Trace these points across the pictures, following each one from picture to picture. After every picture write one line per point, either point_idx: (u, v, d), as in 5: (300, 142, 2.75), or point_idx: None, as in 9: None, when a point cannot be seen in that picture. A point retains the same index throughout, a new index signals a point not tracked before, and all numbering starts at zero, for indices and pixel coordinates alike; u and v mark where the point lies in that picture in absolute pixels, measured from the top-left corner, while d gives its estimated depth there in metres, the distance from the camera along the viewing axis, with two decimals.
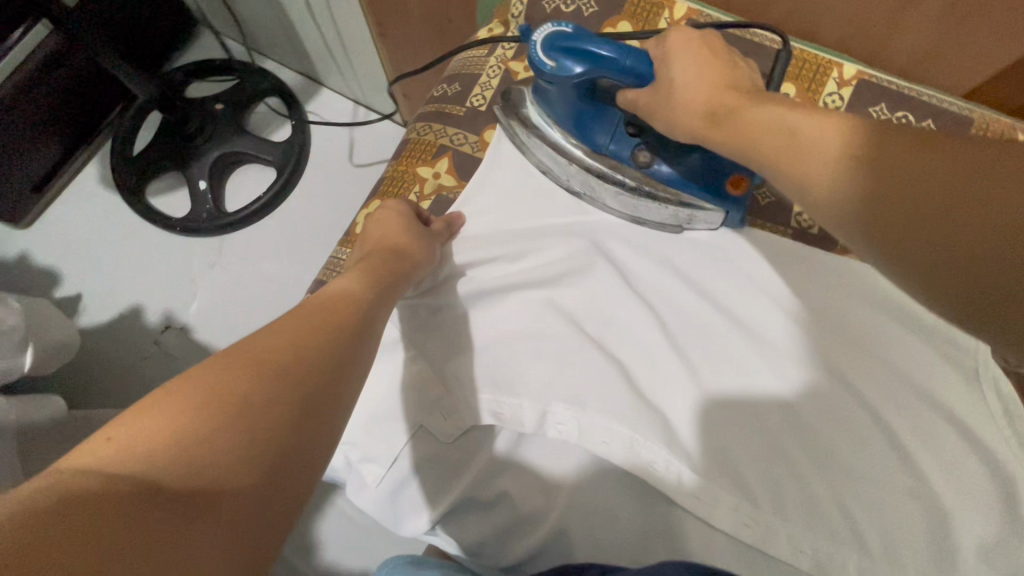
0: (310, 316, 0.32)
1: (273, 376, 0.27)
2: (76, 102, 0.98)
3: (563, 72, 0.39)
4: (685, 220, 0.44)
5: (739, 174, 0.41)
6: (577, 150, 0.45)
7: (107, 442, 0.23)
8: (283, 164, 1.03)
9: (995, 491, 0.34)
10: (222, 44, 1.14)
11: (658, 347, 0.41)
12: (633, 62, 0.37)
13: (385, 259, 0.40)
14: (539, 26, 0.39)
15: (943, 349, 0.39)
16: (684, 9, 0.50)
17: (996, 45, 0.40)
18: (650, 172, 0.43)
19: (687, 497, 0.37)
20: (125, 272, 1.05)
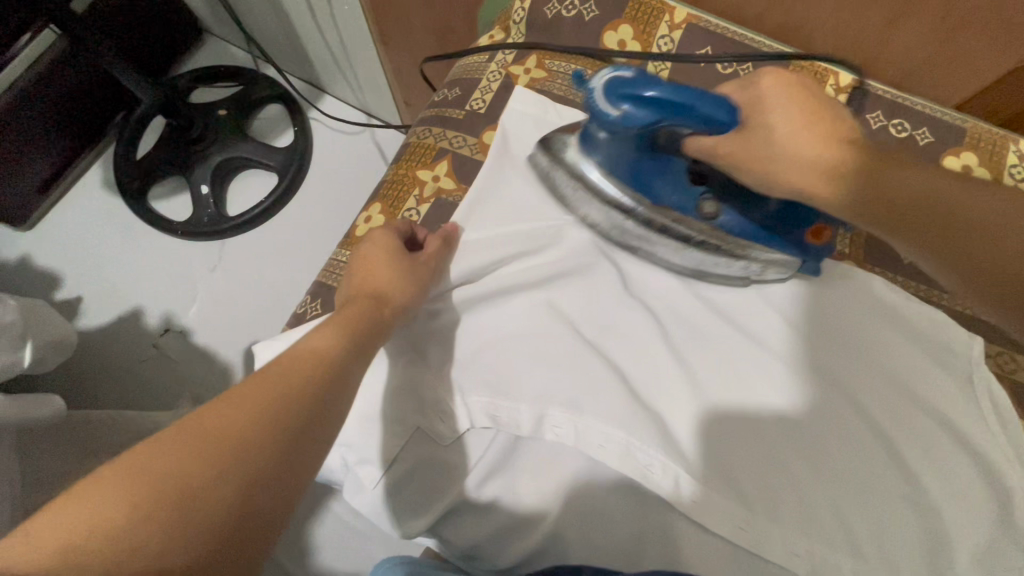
0: (277, 377, 0.30)
1: (216, 463, 0.25)
2: (83, 106, 0.99)
3: (628, 122, 0.36)
4: (756, 272, 0.42)
5: (821, 223, 0.39)
6: (634, 203, 0.41)
7: (28, 540, 0.22)
8: (286, 169, 1.04)
9: (990, 497, 0.34)
10: (226, 50, 1.15)
11: (656, 356, 0.41)
12: (713, 110, 0.34)
13: (367, 307, 0.38)
14: (597, 71, 0.36)
15: (938, 354, 0.39)
16: (683, 14, 0.50)
17: (990, 59, 0.40)
18: (716, 224, 0.40)
19: (683, 501, 0.37)
20: (125, 274, 1.05)
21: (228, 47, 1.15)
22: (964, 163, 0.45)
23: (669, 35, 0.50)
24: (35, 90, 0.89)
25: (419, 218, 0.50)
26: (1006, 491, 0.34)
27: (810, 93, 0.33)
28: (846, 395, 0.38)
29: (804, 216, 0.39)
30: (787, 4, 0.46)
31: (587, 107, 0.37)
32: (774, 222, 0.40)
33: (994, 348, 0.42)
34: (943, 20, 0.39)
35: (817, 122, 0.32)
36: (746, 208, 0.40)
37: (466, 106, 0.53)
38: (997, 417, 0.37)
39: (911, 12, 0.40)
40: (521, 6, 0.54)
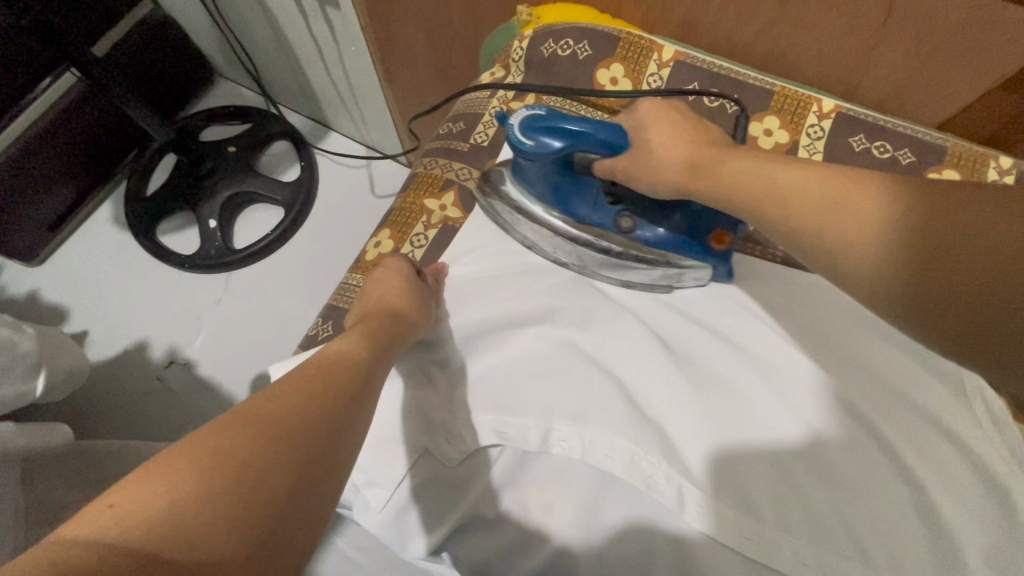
0: (305, 376, 0.31)
1: (275, 442, 0.25)
2: (99, 145, 1.03)
3: (543, 151, 0.41)
4: (674, 277, 0.46)
5: (721, 229, 0.42)
6: (562, 222, 0.47)
7: (107, 509, 0.22)
8: (292, 203, 1.07)
9: (991, 499, 0.35)
10: (237, 92, 1.20)
11: (660, 369, 0.42)
12: (608, 136, 0.39)
13: (384, 321, 0.40)
14: (515, 111, 0.42)
15: (929, 362, 0.40)
16: (671, 51, 0.53)
17: (969, 78, 0.43)
18: (634, 237, 0.45)
19: (689, 508, 0.37)
20: (132, 307, 1.07)
21: (238, 89, 1.20)
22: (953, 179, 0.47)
23: (658, 73, 0.53)
24: (53, 130, 0.93)
25: (426, 244, 0.51)
26: (1006, 494, 0.35)
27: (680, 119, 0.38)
28: (845, 399, 0.39)
29: (705, 225, 0.43)
30: (770, 36, 0.49)
31: (509, 141, 0.42)
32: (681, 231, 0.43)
33: None
34: (919, 44, 0.42)
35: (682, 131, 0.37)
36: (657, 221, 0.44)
37: (470, 140, 0.55)
38: (994, 422, 0.38)
39: (887, 39, 0.44)
40: (520, 44, 0.57)
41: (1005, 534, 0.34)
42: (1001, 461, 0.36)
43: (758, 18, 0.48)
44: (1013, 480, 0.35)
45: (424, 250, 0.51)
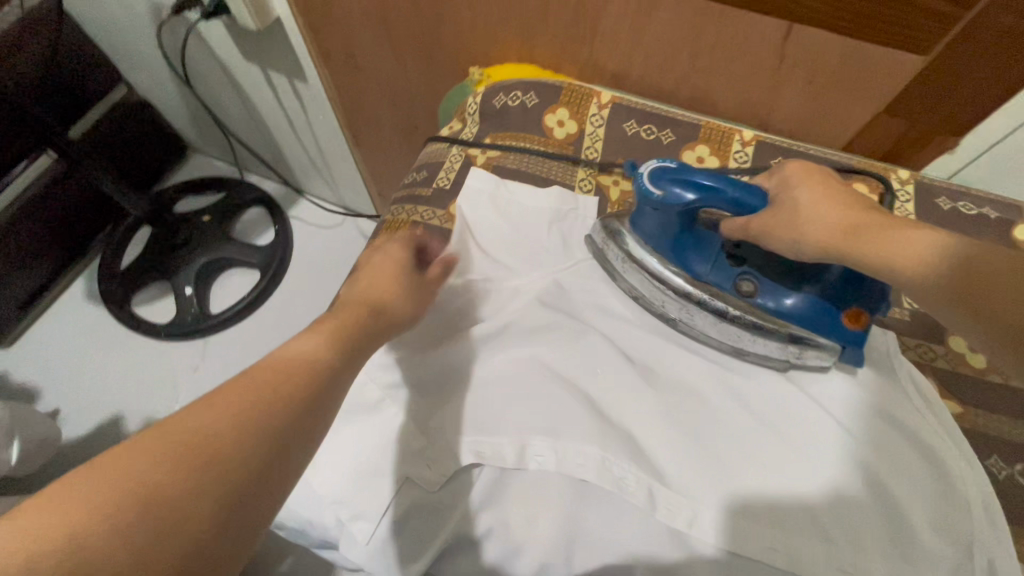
0: (258, 379, 0.30)
1: (194, 469, 0.25)
2: (73, 223, 1.06)
3: (671, 200, 0.44)
4: (795, 354, 0.45)
5: (858, 309, 0.43)
6: (676, 275, 0.48)
7: (18, 525, 0.22)
8: (267, 265, 1.10)
9: (930, 470, 0.39)
10: (211, 164, 1.25)
11: (625, 380, 0.45)
12: (744, 195, 0.42)
13: (361, 314, 0.39)
14: (646, 162, 0.46)
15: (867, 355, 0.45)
16: (609, 95, 0.59)
17: (862, 102, 0.50)
18: (752, 302, 0.46)
19: (664, 509, 0.40)
20: (106, 380, 1.05)
21: (212, 161, 1.25)
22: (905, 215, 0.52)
23: (599, 114, 0.59)
24: (30, 210, 0.95)
25: None
26: (939, 462, 0.39)
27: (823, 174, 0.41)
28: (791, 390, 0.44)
29: (840, 300, 0.43)
30: (692, 79, 0.56)
31: (638, 188, 0.46)
32: (811, 305, 0.44)
33: (915, 341, 0.46)
34: (813, 81, 0.51)
35: (839, 200, 0.39)
36: (789, 292, 0.45)
37: (434, 185, 0.59)
38: (923, 401, 0.43)
39: (786, 78, 0.52)
40: (474, 99, 0.62)
41: (940, 503, 0.38)
42: (935, 435, 0.40)
43: (678, 67, 0.55)
44: (943, 448, 0.40)
45: None
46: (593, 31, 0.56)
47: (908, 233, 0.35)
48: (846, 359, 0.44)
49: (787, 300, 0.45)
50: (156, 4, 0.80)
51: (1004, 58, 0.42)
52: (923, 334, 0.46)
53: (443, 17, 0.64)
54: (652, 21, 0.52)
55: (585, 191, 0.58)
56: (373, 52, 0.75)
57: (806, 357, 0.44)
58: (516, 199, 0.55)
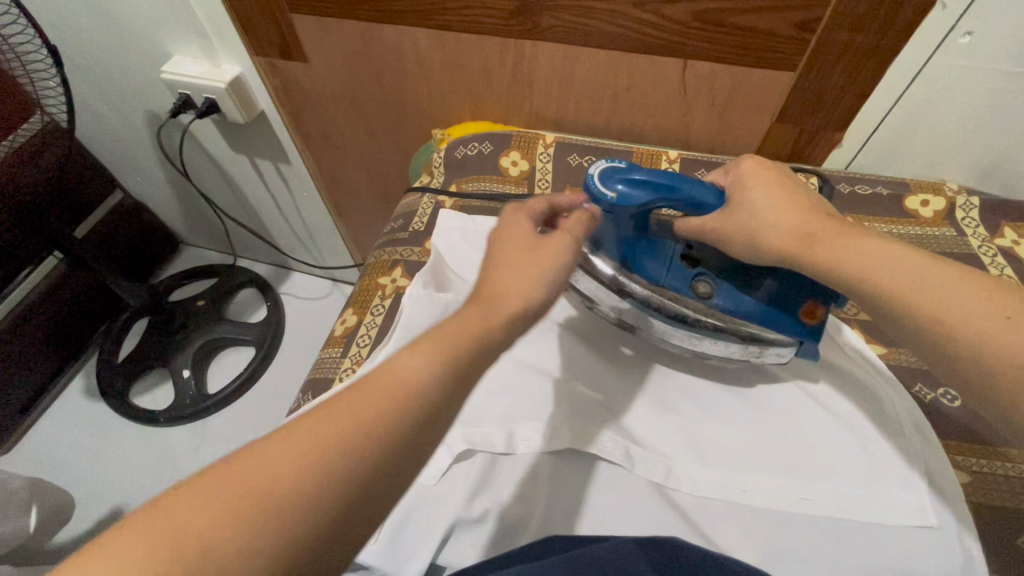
0: (349, 415, 0.29)
1: (258, 519, 0.25)
2: (74, 321, 1.11)
3: (622, 200, 0.45)
4: (755, 352, 0.48)
5: (816, 302, 0.46)
6: (632, 282, 0.49)
7: (162, 511, 0.25)
8: (263, 339, 1.15)
9: (858, 391, 0.47)
10: (202, 254, 1.33)
11: (591, 362, 0.51)
12: (694, 192, 0.45)
13: (485, 313, 0.34)
14: (595, 162, 0.47)
15: None
16: (551, 136, 0.69)
17: (757, 115, 0.61)
18: (711, 303, 0.48)
19: (642, 461, 0.45)
20: (105, 472, 1.06)
21: (203, 251, 1.33)
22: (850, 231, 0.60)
23: (546, 151, 0.68)
24: (36, 310, 1.01)
25: (384, 310, 0.58)
26: (863, 384, 0.47)
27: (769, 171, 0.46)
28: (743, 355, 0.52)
29: (793, 297, 0.46)
30: (618, 115, 0.67)
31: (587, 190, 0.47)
32: (764, 304, 0.47)
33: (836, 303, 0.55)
34: (714, 103, 0.61)
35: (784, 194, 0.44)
36: (745, 293, 0.48)
37: (410, 228, 0.67)
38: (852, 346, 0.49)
39: (693, 106, 0.62)
40: (438, 155, 0.72)
41: (873, 418, 0.45)
42: (859, 367, 0.48)
43: (605, 107, 0.66)
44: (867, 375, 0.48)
45: (384, 314, 0.58)
46: (530, 87, 0.67)
47: (861, 240, 0.40)
48: (806, 354, 0.48)
49: (743, 298, 0.48)
50: (152, 112, 0.90)
51: (852, 67, 0.53)
52: None
53: (403, 91, 0.75)
54: (576, 72, 0.63)
55: None
56: (347, 130, 0.86)
57: (767, 353, 0.48)
58: (482, 228, 0.62)
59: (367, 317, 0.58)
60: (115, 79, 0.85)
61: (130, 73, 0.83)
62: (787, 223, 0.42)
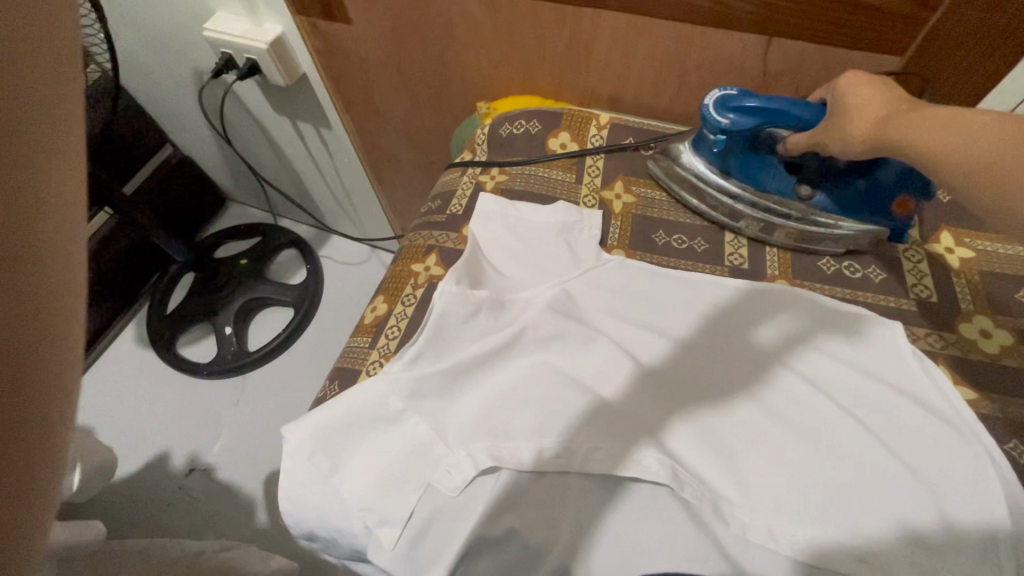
0: None
1: None
2: (125, 272, 1.15)
3: (736, 125, 0.49)
4: (851, 241, 0.53)
5: (906, 196, 0.49)
6: (742, 190, 0.54)
7: None
8: (302, 300, 1.16)
9: (947, 440, 0.41)
10: (247, 212, 1.34)
11: (636, 378, 0.47)
12: (802, 111, 0.47)
13: None
14: (708, 92, 0.51)
15: (873, 327, 0.48)
16: (606, 117, 0.63)
17: None
18: (812, 204, 0.52)
19: (689, 496, 0.42)
20: (151, 419, 1.10)
21: (248, 210, 1.34)
22: (945, 246, 0.52)
23: (599, 134, 0.63)
24: None
25: (416, 301, 0.55)
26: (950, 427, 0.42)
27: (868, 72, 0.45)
28: (805, 380, 0.45)
29: (892, 188, 0.48)
30: (685, 95, 0.60)
31: (702, 116, 0.51)
32: (862, 198, 0.50)
33: (924, 330, 0.48)
34: (800, 86, 0.54)
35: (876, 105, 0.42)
36: (844, 191, 0.51)
37: (448, 211, 0.62)
38: (933, 378, 0.45)
39: (774, 88, 0.55)
40: (482, 132, 0.67)
41: (964, 478, 0.40)
42: (946, 407, 0.43)
43: (669, 88, 0.60)
44: (955, 415, 0.43)
45: (415, 305, 0.55)
46: (587, 60, 0.61)
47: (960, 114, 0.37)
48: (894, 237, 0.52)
49: (845, 196, 0.51)
50: (196, 69, 0.88)
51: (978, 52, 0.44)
52: (924, 321, 0.49)
53: (449, 57, 0.70)
54: (641, 46, 0.56)
55: (589, 206, 0.59)
56: (389, 97, 0.82)
57: (860, 242, 0.53)
58: (524, 216, 0.58)
59: (399, 305, 0.55)
60: (160, 33, 0.83)
61: (173, 27, 0.80)
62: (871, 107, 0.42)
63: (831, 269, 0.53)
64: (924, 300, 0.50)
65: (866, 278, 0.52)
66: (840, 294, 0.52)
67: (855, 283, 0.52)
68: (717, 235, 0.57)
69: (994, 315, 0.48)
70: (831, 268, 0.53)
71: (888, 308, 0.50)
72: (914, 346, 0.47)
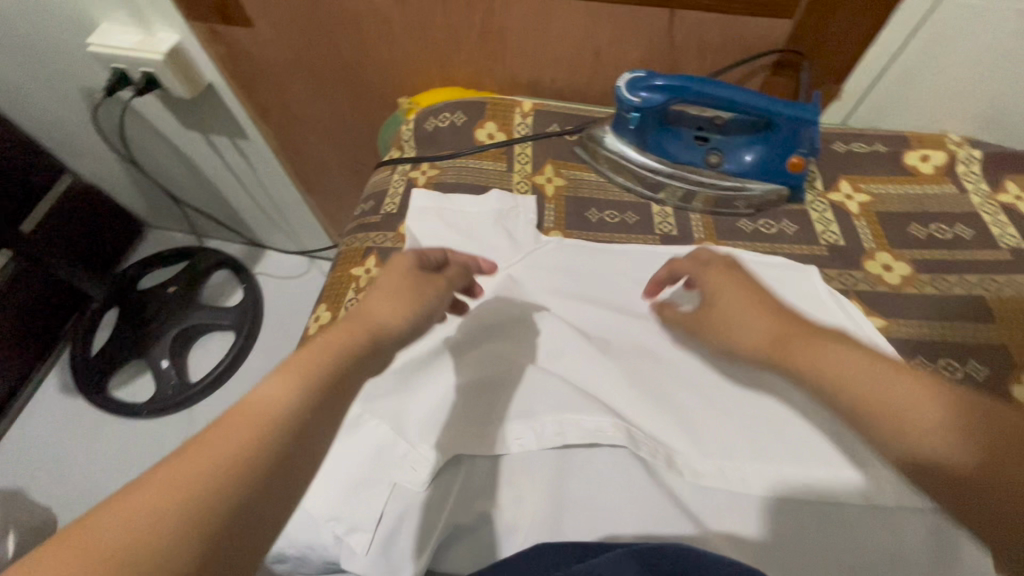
0: (272, 396, 0.30)
1: (187, 495, 0.25)
2: (38, 316, 1.05)
3: (646, 103, 0.53)
4: (757, 202, 0.57)
5: (798, 156, 0.54)
6: (659, 163, 0.58)
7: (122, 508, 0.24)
8: (242, 323, 1.10)
9: None
10: (168, 237, 1.26)
11: (584, 351, 0.48)
12: (702, 86, 0.51)
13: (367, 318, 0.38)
14: (619, 77, 0.54)
15: (793, 273, 0.52)
16: (529, 104, 0.65)
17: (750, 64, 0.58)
18: (721, 170, 0.57)
19: (647, 452, 0.44)
20: (90, 470, 1.02)
21: (170, 234, 1.26)
22: (845, 193, 0.57)
23: (524, 120, 0.64)
24: None
25: (360, 305, 0.54)
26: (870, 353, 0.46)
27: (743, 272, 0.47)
28: None
29: (783, 149, 0.54)
30: (600, 74, 0.62)
31: (616, 99, 0.54)
32: (760, 162, 0.56)
33: (835, 271, 0.53)
34: (703, 54, 0.57)
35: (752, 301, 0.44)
36: (741, 157, 0.57)
37: (382, 211, 0.61)
38: (850, 314, 0.49)
39: (680, 61, 0.58)
40: (407, 128, 0.66)
41: None
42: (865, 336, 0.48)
43: (585, 68, 0.62)
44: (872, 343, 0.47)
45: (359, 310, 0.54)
46: (502, 47, 0.62)
47: (830, 347, 0.38)
48: (793, 197, 0.57)
49: (745, 159, 0.57)
50: (87, 88, 0.81)
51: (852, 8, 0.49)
52: (836, 264, 0.53)
53: (365, 54, 0.68)
54: (552, 29, 0.58)
55: (522, 191, 0.60)
56: (307, 100, 0.79)
57: (765, 202, 0.57)
58: (460, 208, 0.58)
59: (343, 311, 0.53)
60: (38, 51, 0.75)
61: (54, 44, 0.73)
62: (757, 326, 0.43)
63: (751, 227, 0.57)
64: (833, 244, 0.55)
65: (781, 231, 0.56)
66: (762, 248, 0.55)
67: (774, 236, 0.56)
68: (645, 207, 0.59)
69: (893, 250, 0.53)
70: (750, 226, 0.57)
71: (805, 255, 0.54)
72: (829, 285, 0.51)
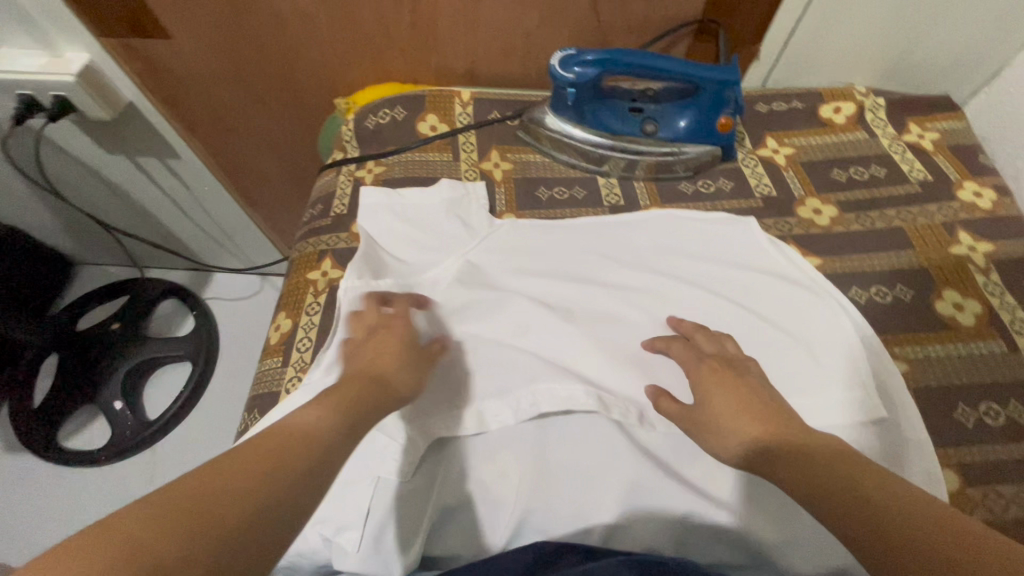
0: (273, 455, 0.30)
1: (185, 524, 0.24)
2: None
3: (581, 77, 0.55)
4: (694, 164, 0.60)
5: (726, 116, 0.57)
6: (599, 137, 0.59)
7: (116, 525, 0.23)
8: (198, 350, 1.06)
9: (807, 300, 0.49)
10: (104, 272, 1.19)
11: (549, 324, 0.50)
12: (631, 57, 0.53)
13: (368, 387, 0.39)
14: (552, 56, 0.56)
15: (732, 227, 0.55)
16: (467, 93, 0.66)
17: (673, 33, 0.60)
18: (657, 137, 0.59)
19: (620, 412, 0.46)
20: (50, 525, 0.96)
21: (106, 269, 1.19)
22: (772, 148, 0.61)
23: (464, 109, 0.65)
24: None
25: (321, 308, 0.53)
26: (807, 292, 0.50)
27: (734, 370, 0.41)
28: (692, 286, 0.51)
29: (711, 111, 0.57)
30: (533, 56, 0.63)
31: (551, 77, 0.56)
32: (692, 126, 0.59)
33: (772, 220, 0.56)
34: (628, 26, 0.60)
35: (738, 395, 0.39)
36: (676, 122, 0.59)
37: (332, 213, 0.60)
38: (788, 258, 0.53)
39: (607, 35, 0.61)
40: (347, 128, 0.65)
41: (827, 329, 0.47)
42: (802, 276, 0.51)
43: (518, 50, 0.63)
44: (810, 281, 0.51)
45: (320, 313, 0.53)
46: (434, 36, 0.62)
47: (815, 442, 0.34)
48: (726, 156, 0.61)
49: (679, 125, 0.59)
50: None
51: None
52: (771, 214, 0.57)
53: (295, 56, 0.67)
54: (481, 14, 0.58)
55: (471, 178, 0.61)
56: (238, 109, 0.77)
57: (701, 163, 0.60)
58: (410, 201, 0.58)
59: (305, 318, 0.53)
60: None
61: None
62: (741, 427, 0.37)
63: (691, 189, 0.60)
64: (767, 195, 0.58)
65: (719, 188, 0.59)
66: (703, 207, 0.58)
67: (713, 195, 0.59)
68: (591, 181, 0.61)
69: (819, 195, 0.57)
70: (691, 188, 0.60)
71: (743, 208, 0.58)
72: (768, 234, 0.55)
